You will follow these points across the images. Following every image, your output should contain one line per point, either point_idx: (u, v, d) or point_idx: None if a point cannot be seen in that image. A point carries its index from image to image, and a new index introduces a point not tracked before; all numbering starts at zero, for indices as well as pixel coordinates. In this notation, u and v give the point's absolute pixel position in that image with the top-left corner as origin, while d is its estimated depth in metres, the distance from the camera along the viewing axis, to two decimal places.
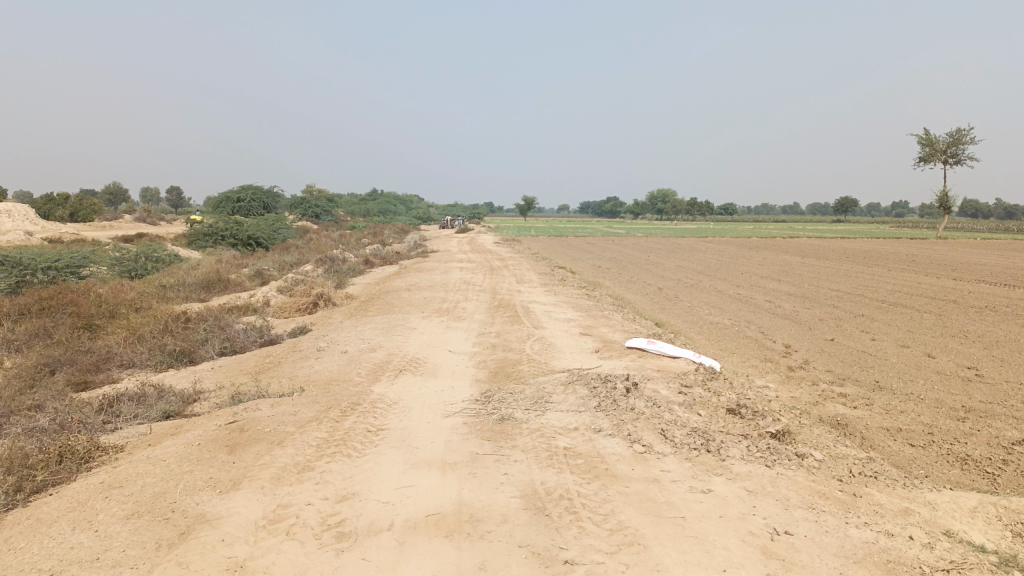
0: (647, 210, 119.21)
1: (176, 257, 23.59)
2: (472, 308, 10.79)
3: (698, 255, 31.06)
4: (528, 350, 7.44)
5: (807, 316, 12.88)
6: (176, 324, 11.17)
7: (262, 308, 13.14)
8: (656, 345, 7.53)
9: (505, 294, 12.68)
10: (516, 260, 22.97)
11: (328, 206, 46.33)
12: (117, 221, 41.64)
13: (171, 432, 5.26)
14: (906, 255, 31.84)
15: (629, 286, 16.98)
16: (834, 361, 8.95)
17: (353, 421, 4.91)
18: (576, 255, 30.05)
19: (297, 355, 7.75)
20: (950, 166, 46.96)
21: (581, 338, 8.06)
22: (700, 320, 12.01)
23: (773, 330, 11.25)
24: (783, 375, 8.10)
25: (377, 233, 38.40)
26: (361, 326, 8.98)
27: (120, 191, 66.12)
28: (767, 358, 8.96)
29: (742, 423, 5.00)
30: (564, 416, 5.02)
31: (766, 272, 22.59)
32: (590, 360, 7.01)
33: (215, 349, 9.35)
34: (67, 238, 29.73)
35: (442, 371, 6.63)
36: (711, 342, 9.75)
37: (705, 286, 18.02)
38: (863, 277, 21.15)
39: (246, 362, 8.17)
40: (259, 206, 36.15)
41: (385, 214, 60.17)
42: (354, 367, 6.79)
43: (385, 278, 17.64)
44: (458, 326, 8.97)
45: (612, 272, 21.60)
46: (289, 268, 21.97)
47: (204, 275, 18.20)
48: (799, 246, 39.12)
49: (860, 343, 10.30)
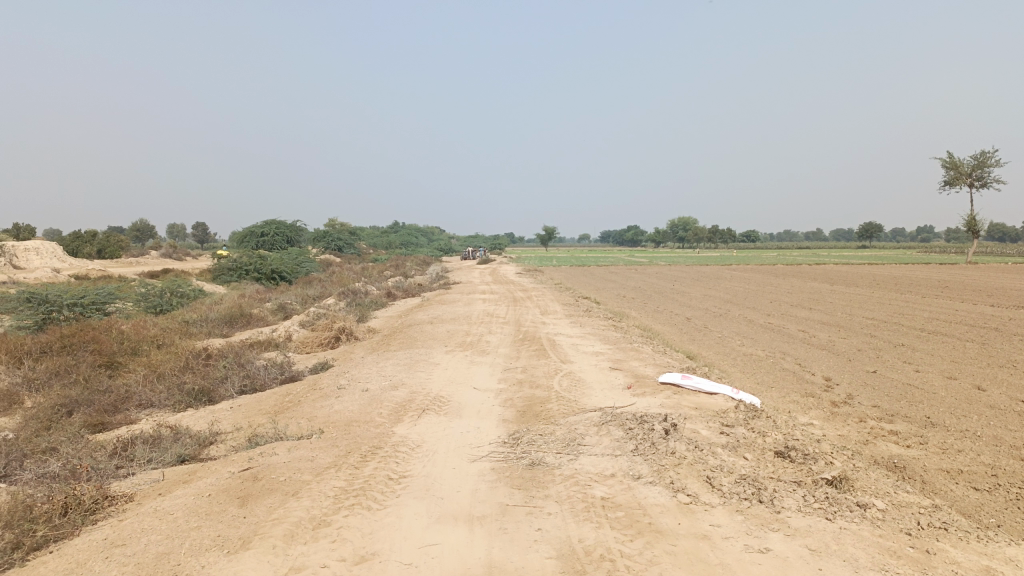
0: (669, 238, 118.68)
1: (200, 292, 23.60)
2: (496, 341, 10.46)
3: (724, 283, 30.57)
4: (557, 386, 7.10)
5: (844, 347, 12.39)
6: (197, 361, 10.97)
7: (283, 343, 12.93)
8: (691, 380, 7.15)
9: (530, 327, 12.35)
10: (539, 291, 22.65)
11: (350, 238, 46.47)
12: (143, 257, 42.05)
13: (183, 479, 4.97)
14: (937, 281, 31.10)
15: (656, 317, 16.59)
16: (878, 396, 8.49)
17: (373, 468, 4.60)
18: (599, 285, 29.68)
19: (317, 394, 7.47)
20: (976, 189, 46.15)
21: (612, 373, 7.71)
22: (733, 352, 11.58)
23: (810, 362, 10.79)
24: (827, 412, 7.67)
25: (400, 266, 38.37)
26: (383, 362, 8.69)
27: (147, 226, 67.22)
28: (808, 392, 8.53)
29: (793, 468, 4.62)
30: (600, 461, 4.67)
31: (794, 300, 22.06)
32: (623, 397, 6.64)
33: (235, 387, 9.10)
34: (93, 273, 29.99)
35: (467, 411, 6.30)
36: (748, 375, 9.33)
37: (733, 316, 17.56)
38: (896, 304, 20.57)
39: (265, 401, 7.90)
40: (283, 239, 36.32)
41: (408, 245, 60.35)
42: (375, 407, 6.48)
43: (407, 310, 17.42)
44: (482, 361, 8.65)
45: (638, 302, 21.22)
46: (311, 302, 21.85)
47: (226, 310, 18.11)
48: (825, 273, 38.42)
49: (904, 375, 9.81)
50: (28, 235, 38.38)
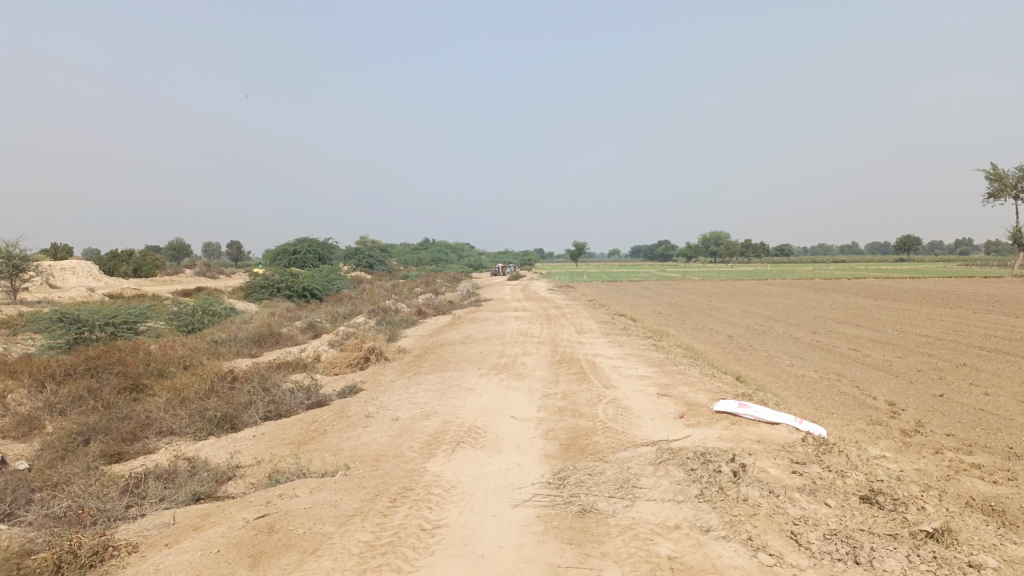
0: (701, 252, 117.45)
1: (230, 310, 23.42)
2: (533, 363, 9.90)
3: (763, 299, 29.73)
4: (602, 416, 6.52)
5: (902, 368, 11.62)
6: (222, 384, 10.58)
7: (311, 364, 12.51)
8: (749, 409, 6.52)
9: (567, 347, 11.78)
10: (573, 308, 22.10)
11: (381, 256, 46.35)
12: (178, 275, 42.34)
13: (194, 525, 4.48)
14: (986, 295, 29.94)
15: (696, 335, 15.93)
16: (951, 424, 7.77)
17: (405, 515, 4.08)
18: (634, 300, 29.00)
19: (344, 423, 6.97)
20: (1022, 200, 44.64)
21: (660, 400, 7.11)
22: (783, 373, 10.88)
23: (869, 385, 10.07)
24: (898, 444, 6.97)
25: (431, 283, 38.09)
26: (413, 387, 8.17)
27: (182, 246, 68.15)
28: (873, 420, 7.83)
29: (885, 519, 4.00)
30: (660, 509, 4.09)
31: (839, 317, 21.17)
32: (675, 429, 6.05)
33: (259, 413, 8.66)
34: (127, 292, 30.09)
35: (505, 444, 5.74)
36: (804, 400, 8.66)
37: (777, 334, 16.80)
38: (947, 320, 19.59)
39: (289, 430, 7.42)
40: (315, 257, 36.27)
41: (438, 262, 60.25)
42: (405, 439, 5.96)
43: (438, 329, 16.96)
44: (519, 386, 8.10)
45: (675, 319, 20.53)
46: (341, 320, 21.51)
47: (255, 329, 17.81)
48: (866, 287, 37.31)
49: (974, 399, 9.04)
50: (65, 254, 38.90)
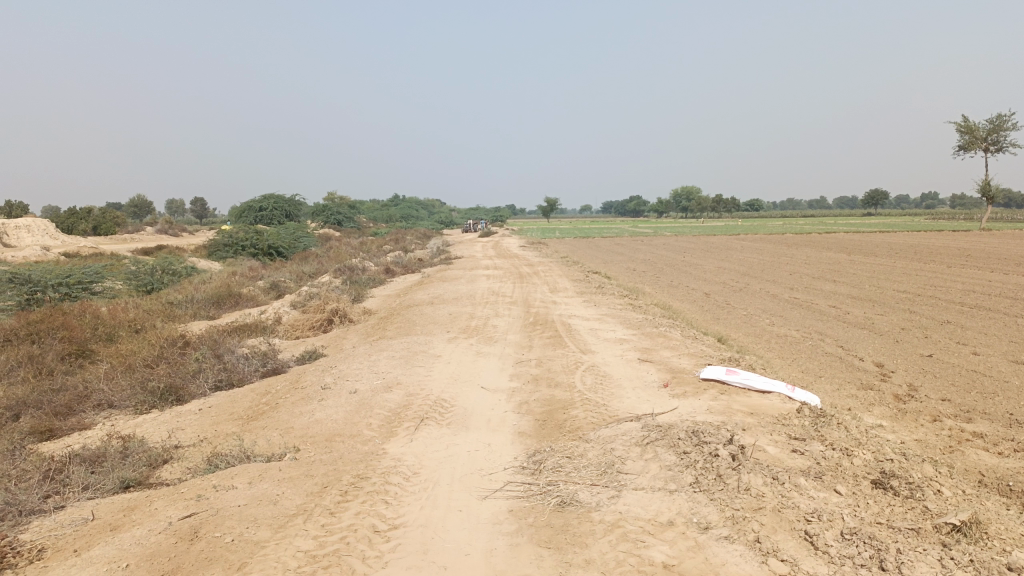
0: (672, 208, 117.40)
1: (191, 270, 22.47)
2: (504, 326, 9.32)
3: (737, 254, 29.48)
4: (580, 386, 5.98)
5: (885, 326, 11.26)
6: (172, 350, 9.86)
7: (271, 327, 11.81)
8: (738, 375, 6.04)
9: (540, 307, 11.23)
10: (546, 265, 21.52)
11: (349, 212, 45.22)
12: (139, 233, 40.91)
13: (112, 524, 3.86)
14: (957, 249, 29.94)
15: (672, 293, 15.49)
16: (945, 388, 7.37)
17: (356, 512, 3.52)
18: (607, 257, 28.52)
19: (297, 396, 6.35)
20: (992, 153, 44.69)
21: (643, 367, 6.59)
22: (764, 333, 10.45)
23: (854, 345, 9.68)
24: (894, 411, 6.56)
25: (400, 240, 37.23)
26: (375, 354, 7.56)
27: (145, 203, 66.24)
28: (864, 385, 7.41)
29: (904, 510, 3.52)
30: (651, 500, 3.56)
31: (815, 272, 20.87)
32: (661, 401, 5.52)
33: (209, 382, 8.00)
34: (84, 251, 28.84)
35: (474, 421, 5.18)
36: (789, 363, 8.23)
37: (753, 291, 16.40)
38: (923, 276, 19.36)
39: (239, 404, 6.78)
40: (281, 214, 35.17)
41: (409, 219, 59.18)
42: (363, 415, 5.36)
43: (407, 289, 16.30)
44: (489, 352, 7.52)
45: (650, 275, 20.06)
46: (306, 279, 20.72)
47: (215, 289, 16.99)
48: (838, 242, 37.16)
49: (964, 360, 8.67)
50: (21, 212, 37.34)
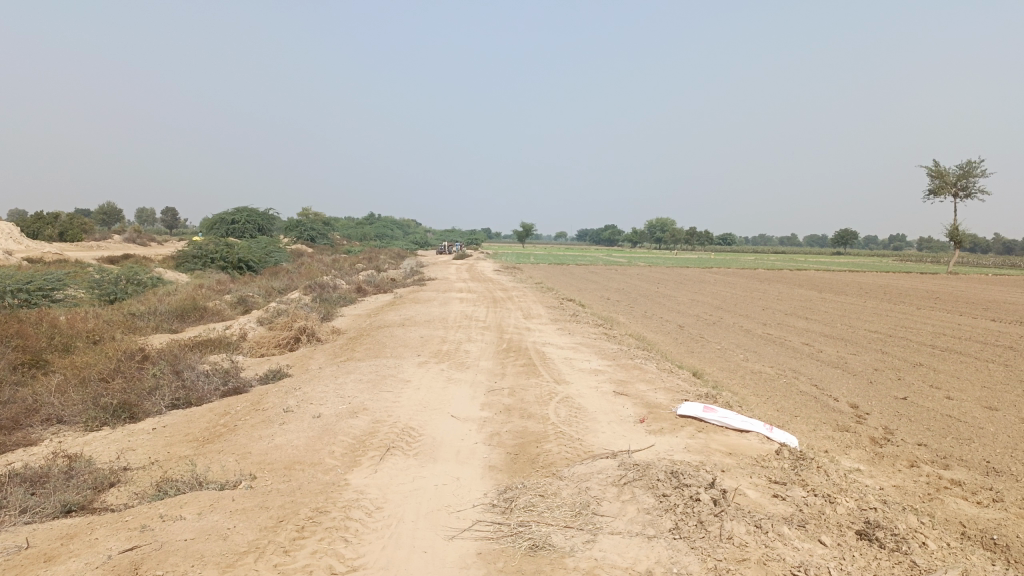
0: (646, 239, 118.47)
1: (157, 280, 21.94)
2: (477, 352, 9.09)
3: (710, 287, 29.60)
4: (553, 419, 5.77)
5: (859, 366, 11.22)
6: (130, 364, 9.47)
7: (235, 343, 11.45)
8: (715, 413, 5.88)
9: (513, 334, 11.03)
10: (520, 291, 21.33)
11: (323, 229, 44.79)
12: (107, 241, 40.08)
13: (45, 555, 3.56)
14: (926, 292, 30.38)
15: (647, 324, 15.40)
16: (921, 432, 7.28)
17: (313, 551, 3.26)
18: (582, 285, 28.46)
19: (257, 418, 6.06)
20: (959, 199, 45.67)
21: (618, 401, 6.40)
22: (739, 369, 10.35)
23: (829, 384, 9.60)
24: (871, 455, 6.44)
25: (373, 259, 36.90)
26: (342, 376, 7.29)
27: (115, 211, 65.12)
28: (840, 426, 7.30)
29: (892, 565, 3.35)
30: (628, 547, 3.36)
31: (787, 309, 20.95)
32: (637, 437, 5.33)
33: (166, 400, 7.65)
34: (47, 257, 28.09)
35: (442, 452, 4.94)
36: (764, 401, 8.11)
37: (727, 325, 16.37)
38: (894, 317, 19.51)
39: (195, 425, 6.46)
40: (254, 228, 34.68)
41: (383, 238, 58.83)
42: (325, 442, 5.09)
43: (378, 309, 16.01)
44: (461, 379, 7.29)
45: (625, 305, 19.98)
46: (275, 295, 20.32)
47: (180, 302, 16.55)
48: (809, 280, 37.56)
49: (938, 404, 8.62)
50: None
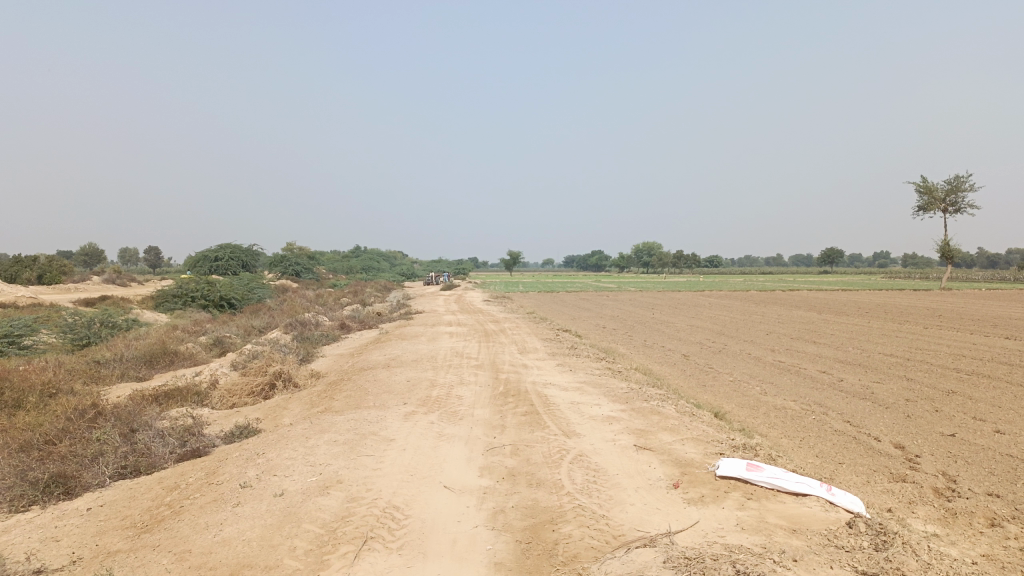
0: (634, 263, 118.09)
1: (132, 322, 20.79)
2: (471, 398, 8.03)
3: (707, 312, 28.64)
4: (569, 486, 4.75)
5: (888, 396, 10.26)
6: (80, 424, 8.35)
7: (203, 392, 10.36)
8: (761, 473, 4.88)
9: (510, 374, 10.00)
10: (513, 322, 20.32)
11: (309, 263, 43.76)
12: (86, 283, 38.77)
13: None
14: (927, 309, 29.58)
15: (650, 355, 14.43)
16: (989, 479, 6.29)
17: None
18: (575, 313, 27.47)
19: (210, 496, 4.98)
20: (949, 215, 45.32)
21: (641, 459, 5.38)
22: (761, 405, 9.37)
23: (864, 420, 8.62)
24: (942, 512, 5.44)
25: (359, 292, 35.82)
26: (314, 436, 6.24)
27: (97, 251, 63.89)
28: (895, 476, 6.29)
29: None
30: None
31: (792, 332, 20.05)
32: (676, 510, 4.31)
33: (112, 468, 6.53)
34: (21, 301, 26.86)
35: (435, 542, 3.92)
36: (801, 445, 7.10)
37: (734, 352, 15.40)
38: (904, 337, 18.63)
39: (137, 505, 5.37)
40: (239, 265, 33.63)
41: (370, 270, 57.78)
42: (288, 533, 4.04)
43: (363, 347, 14.98)
44: (454, 435, 6.25)
45: (622, 334, 18.99)
46: (254, 335, 19.21)
47: (150, 345, 15.43)
48: (804, 300, 36.75)
49: (991, 441, 7.64)
50: None
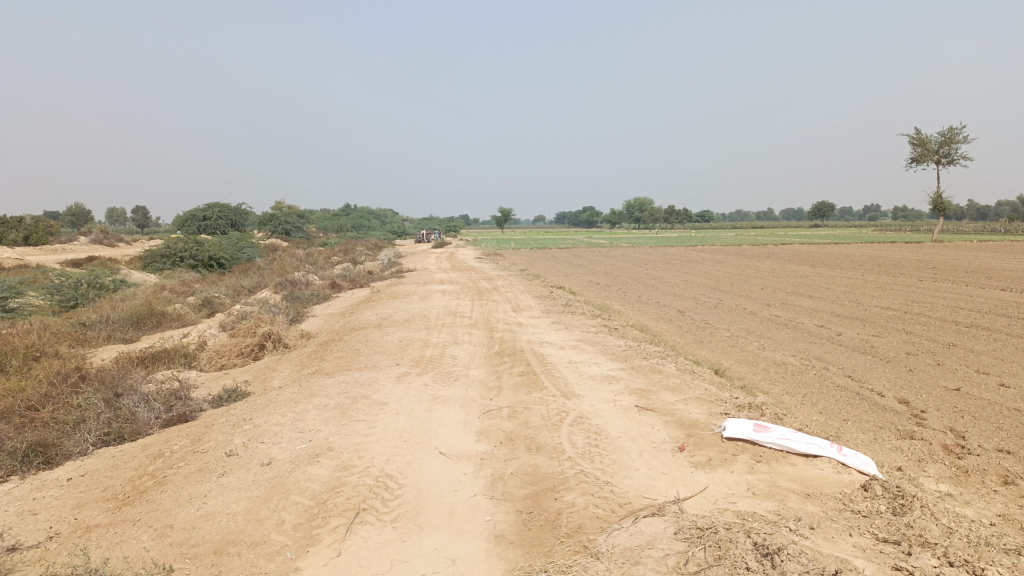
0: (625, 218, 117.66)
1: (120, 283, 20.44)
2: (465, 359, 7.81)
3: (700, 267, 28.44)
4: (570, 450, 4.55)
5: (888, 350, 10.11)
6: (63, 389, 8.10)
7: (190, 354, 10.10)
8: (770, 434, 4.68)
9: (505, 332, 9.77)
10: (506, 280, 20.06)
11: (298, 221, 43.25)
12: (73, 243, 38.18)
13: None
14: (921, 261, 29.47)
15: (645, 311, 14.24)
16: (999, 435, 6.13)
17: None
18: (568, 270, 27.23)
19: (195, 466, 4.76)
20: (942, 167, 44.99)
21: (645, 420, 5.17)
22: (761, 360, 9.20)
23: (866, 375, 8.45)
24: (954, 471, 5.27)
25: (349, 251, 35.44)
26: (304, 400, 6.01)
27: (83, 211, 63.00)
28: (903, 433, 6.13)
29: None
30: None
31: (788, 286, 19.89)
32: (684, 474, 4.12)
33: (94, 435, 6.29)
34: (5, 262, 26.39)
35: (431, 513, 3.71)
36: (804, 402, 6.93)
37: (730, 307, 15.22)
38: (900, 290, 18.49)
39: (120, 475, 5.14)
40: (227, 224, 33.15)
41: (361, 228, 57.27)
42: (277, 505, 3.82)
43: (354, 306, 14.73)
44: (449, 397, 6.03)
45: (616, 290, 18.79)
46: (243, 295, 18.92)
47: (137, 307, 15.12)
48: (797, 254, 36.63)
49: (996, 396, 7.49)
50: None
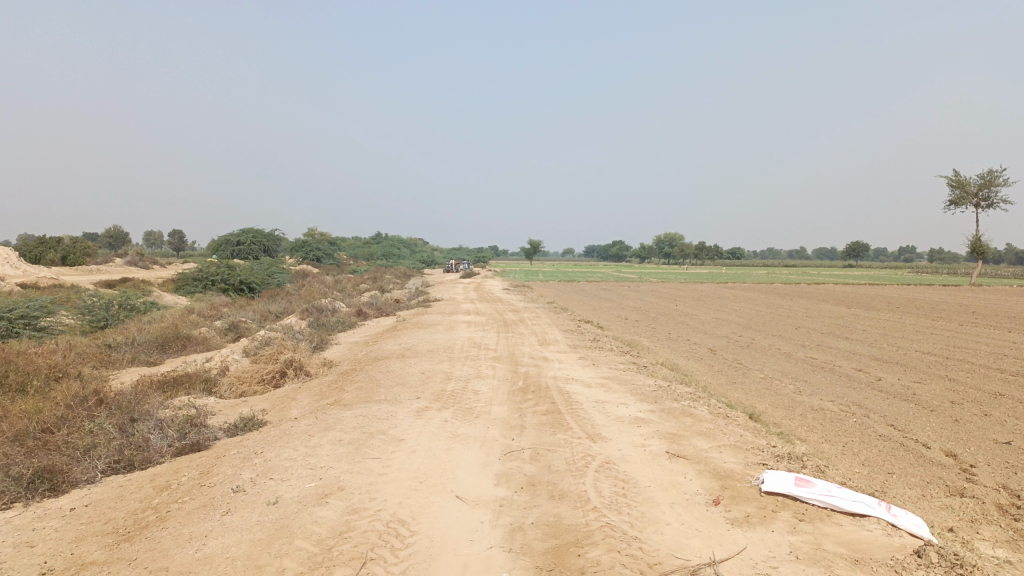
0: (655, 253, 117.11)
1: (149, 304, 20.54)
2: (488, 394, 7.54)
3: (731, 304, 27.92)
4: (596, 500, 4.23)
5: (932, 398, 9.63)
6: (80, 411, 7.96)
7: (210, 380, 9.95)
8: (812, 489, 4.33)
9: (530, 367, 9.49)
10: (533, 312, 19.78)
11: (329, 249, 43.55)
12: (108, 265, 38.74)
13: None
14: (961, 305, 28.64)
15: (676, 349, 13.86)
16: None
17: None
18: (597, 304, 26.88)
19: (201, 501, 4.53)
20: (982, 210, 44.02)
21: (676, 468, 4.84)
22: (798, 405, 8.79)
23: (910, 425, 8.00)
24: (1013, 534, 4.85)
25: (377, 279, 35.48)
26: (319, 434, 5.77)
27: (121, 234, 64.19)
28: (953, 490, 5.71)
29: None
30: None
31: (823, 327, 19.34)
32: (719, 532, 3.78)
33: (104, 463, 6.10)
34: (41, 281, 26.75)
35: (443, 566, 3.42)
36: (845, 452, 6.53)
37: (763, 347, 14.77)
38: (941, 335, 17.86)
39: (124, 507, 4.92)
40: (259, 249, 33.42)
41: (391, 257, 57.53)
42: (279, 550, 3.56)
43: (379, 335, 14.55)
44: (469, 435, 5.75)
45: (645, 327, 18.41)
46: (270, 320, 18.89)
47: (163, 329, 15.10)
48: (830, 294, 35.94)
49: None
50: None
